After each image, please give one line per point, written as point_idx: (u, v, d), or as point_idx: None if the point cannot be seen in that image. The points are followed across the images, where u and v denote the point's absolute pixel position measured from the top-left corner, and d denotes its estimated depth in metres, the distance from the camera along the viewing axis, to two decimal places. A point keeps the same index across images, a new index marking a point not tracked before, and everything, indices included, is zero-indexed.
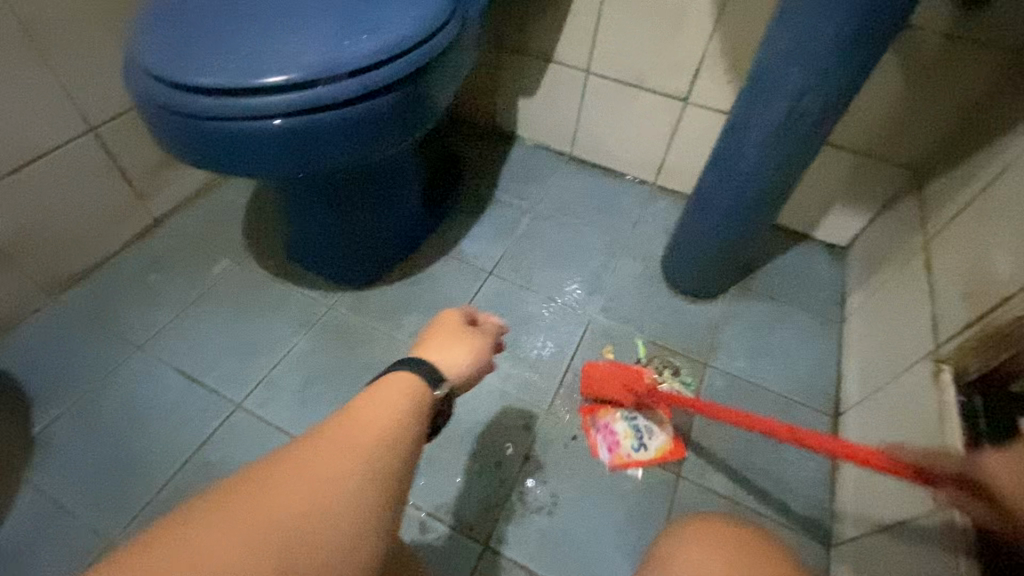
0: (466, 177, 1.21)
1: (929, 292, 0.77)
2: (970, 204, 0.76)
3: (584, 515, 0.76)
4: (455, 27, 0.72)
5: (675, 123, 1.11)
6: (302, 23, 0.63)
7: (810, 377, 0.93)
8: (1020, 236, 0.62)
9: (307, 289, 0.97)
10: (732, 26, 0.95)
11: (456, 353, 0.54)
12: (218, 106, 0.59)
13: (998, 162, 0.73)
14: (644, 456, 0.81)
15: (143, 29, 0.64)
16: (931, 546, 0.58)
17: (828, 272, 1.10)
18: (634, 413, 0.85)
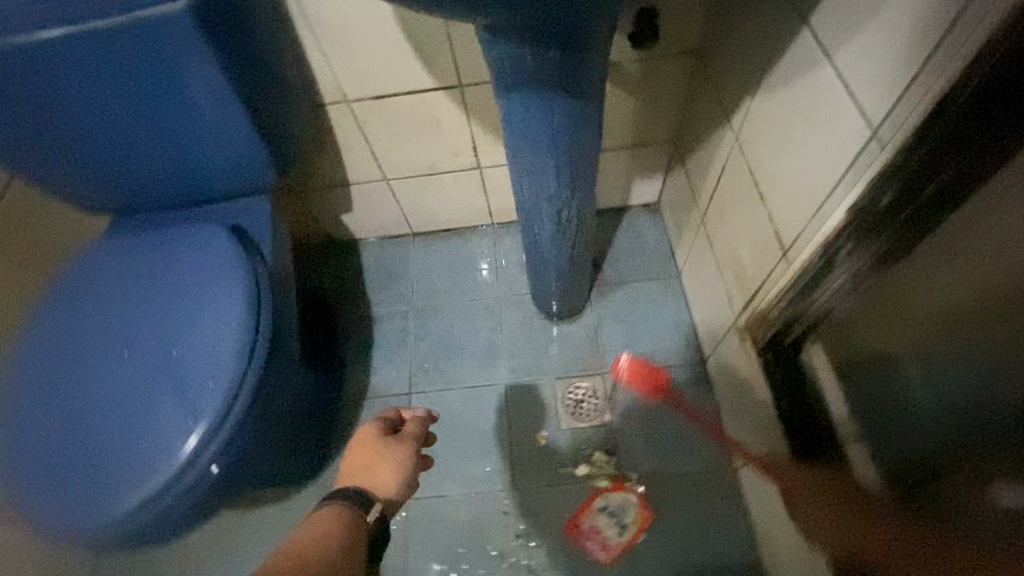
0: (338, 314, 1.28)
1: (717, 267, 0.99)
2: (713, 194, 0.95)
3: (576, 553, 0.99)
4: (264, 301, 0.82)
5: (479, 182, 1.22)
6: (153, 406, 0.74)
7: (676, 337, 1.17)
8: (748, 242, 0.82)
9: (276, 506, 1.08)
10: (483, 108, 1.03)
11: (380, 475, 0.67)
12: (142, 516, 0.70)
13: (716, 160, 0.92)
14: (630, 533, 1.00)
15: (29, 495, 0.73)
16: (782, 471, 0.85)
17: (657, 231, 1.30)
18: (605, 502, 1.02)
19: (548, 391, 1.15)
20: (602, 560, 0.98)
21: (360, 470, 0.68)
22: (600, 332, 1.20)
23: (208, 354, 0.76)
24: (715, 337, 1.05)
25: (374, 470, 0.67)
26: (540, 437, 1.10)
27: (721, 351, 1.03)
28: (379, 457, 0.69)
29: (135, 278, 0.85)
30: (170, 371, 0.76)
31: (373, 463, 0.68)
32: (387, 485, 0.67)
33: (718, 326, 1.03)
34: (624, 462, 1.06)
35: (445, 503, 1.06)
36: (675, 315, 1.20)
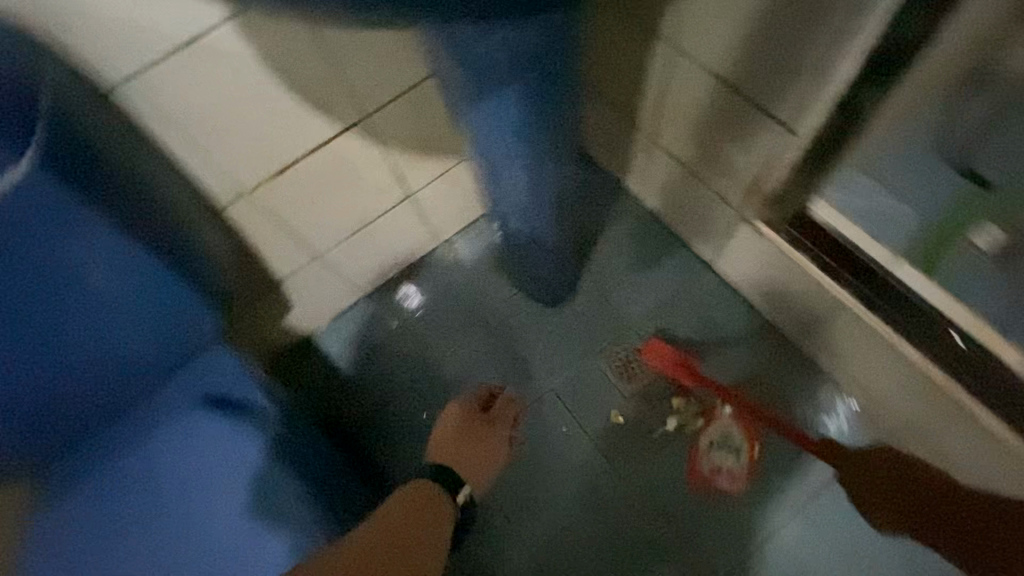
0: (349, 419, 1.14)
1: (692, 175, 0.96)
2: (663, 104, 0.90)
3: (713, 501, 1.01)
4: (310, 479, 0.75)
5: (412, 208, 1.08)
6: None
7: (674, 260, 1.14)
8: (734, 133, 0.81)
9: None
10: (390, 131, 0.89)
11: (483, 461, 0.94)
12: None
13: (653, 71, 0.86)
14: (745, 455, 1.02)
15: None
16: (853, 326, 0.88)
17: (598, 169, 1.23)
18: (710, 438, 1.03)
19: (594, 372, 1.10)
20: (739, 490, 1.02)
21: (457, 449, 0.75)
22: (603, 292, 1.15)
23: (253, 469, 0.74)
24: (715, 240, 1.04)
25: (464, 461, 0.74)
26: (615, 414, 1.07)
27: (728, 249, 1.03)
28: (486, 445, 0.76)
29: (150, 479, 0.75)
30: (222, 505, 0.72)
31: (469, 440, 0.76)
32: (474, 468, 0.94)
33: (716, 229, 1.02)
34: (703, 395, 1.05)
35: (574, 529, 1.03)
36: (661, 241, 1.15)
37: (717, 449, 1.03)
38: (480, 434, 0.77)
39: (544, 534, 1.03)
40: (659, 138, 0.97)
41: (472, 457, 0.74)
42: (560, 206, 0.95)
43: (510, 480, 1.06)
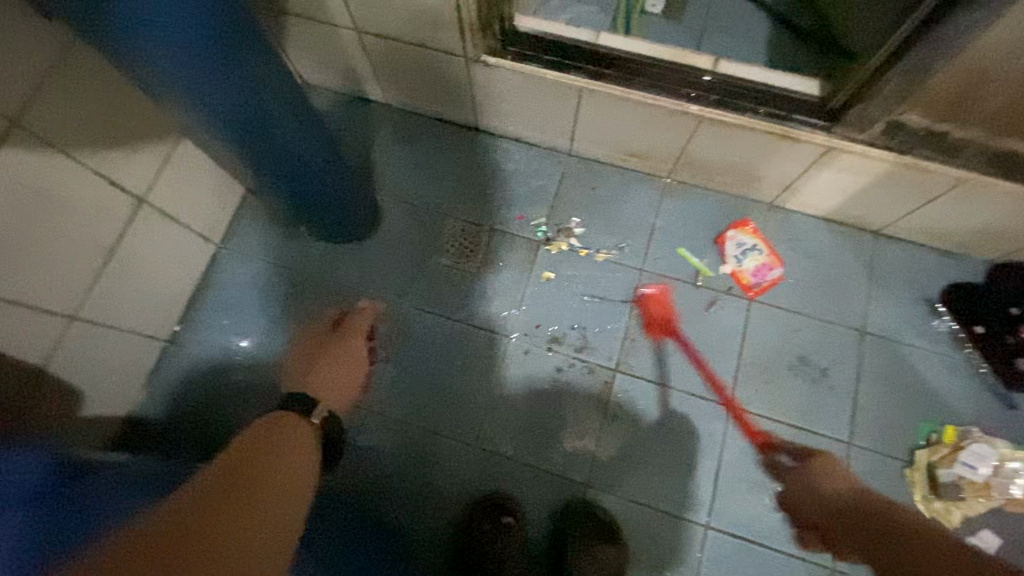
0: None
1: (410, 44, 0.98)
2: None
3: (597, 300, 1.07)
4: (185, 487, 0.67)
5: (156, 216, 0.94)
6: None
7: (447, 141, 1.18)
8: None
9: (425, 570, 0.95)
10: (62, 130, 0.74)
11: (336, 369, 0.81)
12: None
13: None
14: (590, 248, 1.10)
15: None
16: (601, 112, 0.99)
17: (341, 97, 1.19)
18: (555, 251, 1.10)
19: (434, 271, 1.11)
20: (600, 296, 1.07)
21: (322, 357, 0.83)
22: (404, 200, 1.15)
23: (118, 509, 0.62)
24: (466, 100, 1.09)
25: (325, 371, 0.79)
26: (486, 289, 1.09)
27: (479, 101, 1.08)
28: (339, 348, 0.84)
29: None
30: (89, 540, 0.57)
31: (331, 360, 0.81)
32: (336, 376, 0.80)
33: (458, 90, 1.07)
34: (538, 229, 1.11)
35: (507, 393, 1.03)
36: (427, 132, 1.18)
37: (571, 261, 1.09)
38: (333, 348, 0.84)
39: (463, 428, 1.01)
40: (359, 26, 0.97)
41: (336, 363, 0.82)
42: (302, 121, 0.88)
43: (413, 401, 1.03)
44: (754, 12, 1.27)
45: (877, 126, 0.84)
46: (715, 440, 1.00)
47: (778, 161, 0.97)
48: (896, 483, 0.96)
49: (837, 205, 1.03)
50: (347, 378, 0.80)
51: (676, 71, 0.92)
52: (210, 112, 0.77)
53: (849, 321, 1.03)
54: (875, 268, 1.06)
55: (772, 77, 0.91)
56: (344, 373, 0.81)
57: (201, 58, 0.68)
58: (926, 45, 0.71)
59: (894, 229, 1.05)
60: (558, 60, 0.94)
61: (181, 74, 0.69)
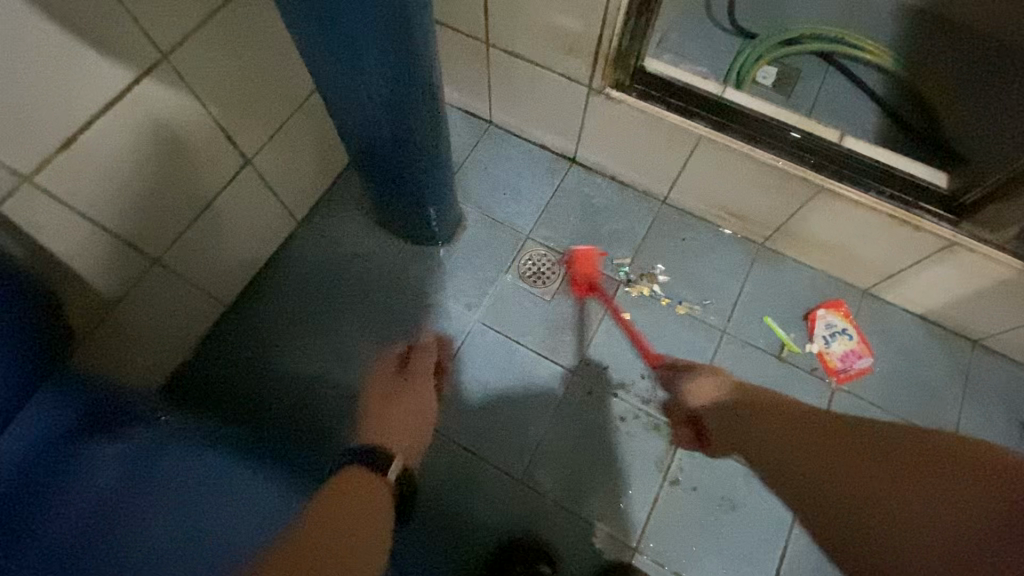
0: (281, 432, 0.98)
1: (535, 65, 0.99)
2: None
3: (670, 353, 1.02)
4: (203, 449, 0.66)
5: (256, 178, 0.94)
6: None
7: (541, 165, 1.17)
8: (564, 1, 0.84)
9: None
10: (208, 74, 0.75)
11: (398, 417, 0.73)
12: None
13: None
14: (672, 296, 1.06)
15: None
16: (712, 165, 0.98)
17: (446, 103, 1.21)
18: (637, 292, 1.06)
19: (508, 290, 1.08)
20: (676, 350, 1.02)
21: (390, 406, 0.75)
22: (489, 214, 1.14)
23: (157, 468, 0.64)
24: (572, 129, 1.09)
25: (390, 422, 0.72)
26: (558, 319, 1.05)
27: (587, 132, 1.08)
28: (408, 400, 0.76)
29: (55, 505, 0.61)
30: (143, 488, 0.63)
31: (394, 410, 0.74)
32: (398, 428, 0.72)
33: (569, 118, 1.07)
34: (620, 269, 1.08)
35: (562, 430, 0.97)
36: (523, 153, 1.18)
37: (649, 306, 1.05)
38: (399, 396, 0.77)
39: (511, 458, 0.95)
40: (492, 39, 0.98)
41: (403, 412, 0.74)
42: (432, 123, 0.86)
43: (462, 418, 0.98)
44: (863, 101, 1.27)
45: (1013, 230, 0.80)
46: (779, 530, 0.91)
47: (889, 247, 0.93)
48: None
49: (941, 304, 0.98)
50: (415, 430, 0.73)
51: (801, 136, 0.90)
52: (351, 95, 0.77)
53: (941, 430, 0.96)
54: (969, 378, 0.99)
55: (899, 162, 0.89)
56: (412, 425, 0.74)
57: (369, 40, 0.66)
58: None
59: (994, 341, 0.99)
60: (685, 106, 0.93)
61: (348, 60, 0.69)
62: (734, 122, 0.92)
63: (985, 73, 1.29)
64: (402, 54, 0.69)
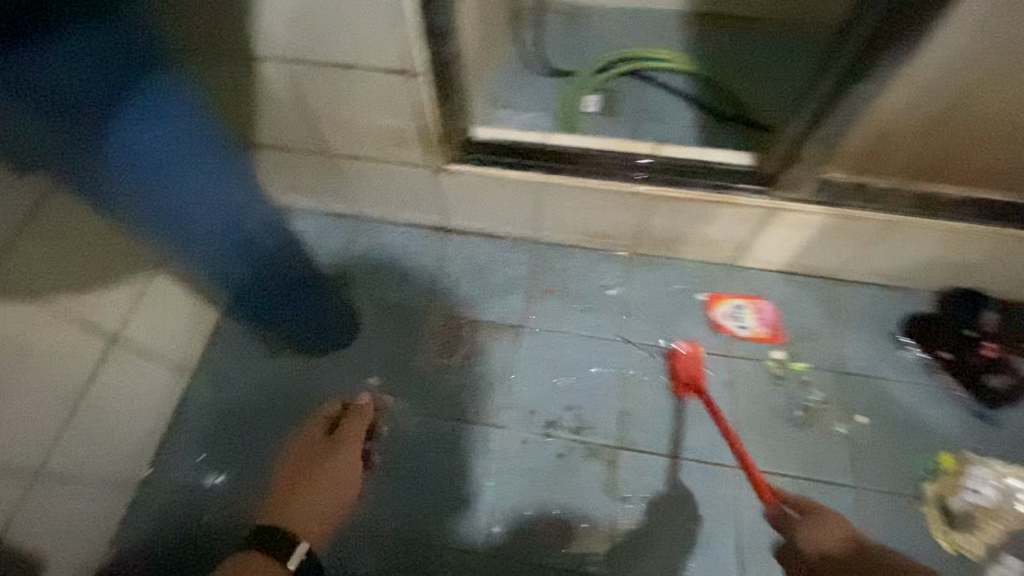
0: None
1: (377, 161, 1.05)
2: (309, 117, 0.96)
3: (586, 378, 1.08)
4: None
5: (130, 351, 0.92)
6: None
7: (416, 242, 1.22)
8: (381, 104, 0.91)
9: None
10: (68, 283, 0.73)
11: (316, 490, 0.82)
12: None
13: (283, 94, 0.92)
14: (572, 325, 1.13)
15: None
16: (562, 201, 1.07)
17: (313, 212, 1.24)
18: (538, 332, 1.12)
19: (420, 371, 1.10)
20: (588, 375, 1.08)
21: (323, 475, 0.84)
22: (380, 304, 1.16)
23: None
24: (432, 204, 1.16)
25: (308, 492, 0.81)
26: (475, 381, 1.08)
27: (445, 203, 1.14)
28: (327, 469, 0.84)
29: None
30: None
31: (314, 476, 0.83)
32: (315, 499, 0.81)
33: (424, 196, 1.13)
34: (518, 315, 1.14)
35: (510, 486, 1.00)
36: (395, 236, 1.23)
37: (554, 341, 1.11)
38: (325, 461, 0.85)
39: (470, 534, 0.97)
40: (328, 148, 1.04)
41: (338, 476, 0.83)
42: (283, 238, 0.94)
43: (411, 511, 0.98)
44: (676, 102, 1.44)
45: (808, 184, 0.93)
46: (725, 504, 0.98)
47: (728, 225, 1.05)
48: (913, 524, 0.94)
49: (790, 257, 1.11)
50: (332, 503, 0.82)
51: (621, 157, 1.01)
52: (179, 232, 0.77)
53: (829, 364, 1.07)
54: (836, 310, 1.12)
55: (709, 155, 1.02)
56: (327, 500, 0.82)
57: (188, 186, 0.73)
58: (839, 121, 0.85)
59: (843, 273, 1.13)
60: (519, 160, 1.03)
61: (159, 196, 0.71)
62: (564, 161, 1.03)
63: (764, 50, 1.50)
64: (224, 187, 0.79)
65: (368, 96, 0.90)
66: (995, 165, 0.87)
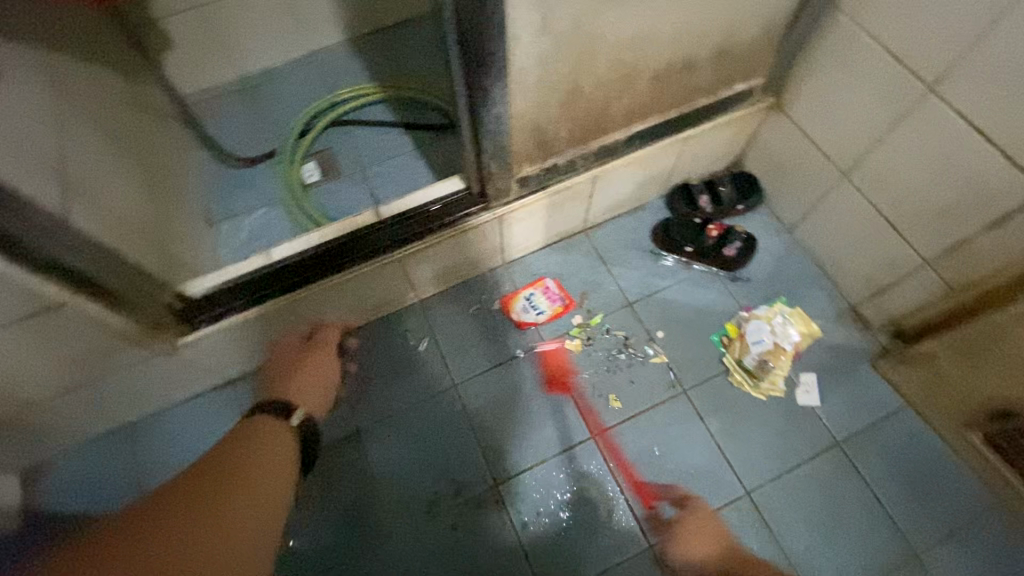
0: None
1: (105, 378, 0.93)
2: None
3: (439, 440, 1.09)
4: None
5: None
6: None
7: (208, 414, 1.11)
8: (59, 342, 0.79)
9: None
10: None
11: (314, 378, 0.93)
12: None
13: None
14: (402, 400, 1.13)
15: None
16: (319, 305, 1.04)
17: (79, 451, 1.08)
18: (375, 426, 1.11)
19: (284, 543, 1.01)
20: (442, 434, 1.10)
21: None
22: None
23: None
24: (197, 375, 1.05)
25: (299, 375, 0.93)
26: (344, 509, 1.04)
27: (210, 367, 1.04)
28: (312, 362, 0.96)
29: None
30: None
31: (297, 369, 0.94)
32: (309, 386, 0.92)
33: (185, 375, 1.03)
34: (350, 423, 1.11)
35: None
36: (183, 421, 1.11)
37: (393, 425, 1.11)
38: (306, 357, 0.97)
39: None
40: (38, 402, 0.89)
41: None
42: None
43: None
44: (388, 134, 1.45)
45: (511, 187, 0.99)
46: (601, 474, 1.06)
47: (478, 242, 1.11)
48: (733, 394, 1.10)
49: (543, 234, 1.20)
50: (321, 386, 0.93)
51: (349, 239, 1.02)
52: None
53: (618, 302, 1.19)
54: (602, 254, 1.24)
55: (422, 197, 1.04)
56: (315, 385, 0.92)
57: None
58: (506, 156, 0.91)
59: (591, 221, 1.25)
60: (255, 296, 0.97)
61: None
62: (297, 273, 0.99)
63: (438, 49, 1.55)
64: None
65: (41, 345, 0.78)
66: (639, 106, 0.97)
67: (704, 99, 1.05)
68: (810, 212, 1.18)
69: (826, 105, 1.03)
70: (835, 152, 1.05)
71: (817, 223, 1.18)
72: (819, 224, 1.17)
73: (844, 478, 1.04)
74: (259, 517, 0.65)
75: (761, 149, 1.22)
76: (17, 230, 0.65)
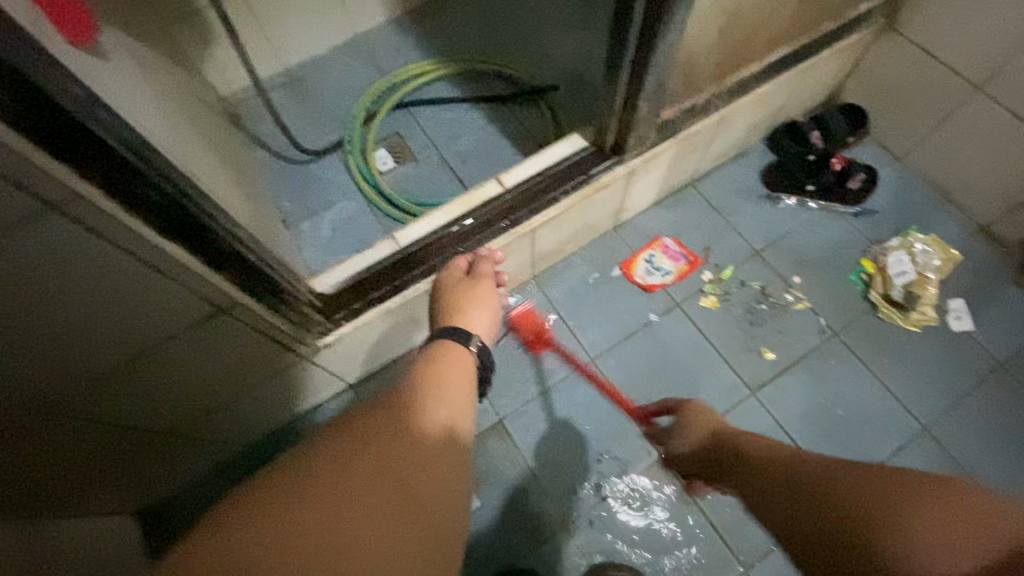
0: None
1: (249, 392, 0.85)
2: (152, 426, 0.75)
3: (590, 417, 1.03)
4: None
5: None
6: None
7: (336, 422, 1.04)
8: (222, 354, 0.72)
9: None
10: None
11: (486, 307, 0.74)
12: None
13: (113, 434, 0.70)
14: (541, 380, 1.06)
15: None
16: None
17: (204, 479, 1.01)
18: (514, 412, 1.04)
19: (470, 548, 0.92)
20: (592, 410, 1.03)
21: (901, 499, 0.43)
22: None
23: None
24: (328, 379, 0.99)
25: (471, 305, 0.73)
26: (506, 502, 0.97)
27: (340, 369, 0.98)
28: (480, 292, 0.75)
29: None
30: None
31: (466, 301, 0.74)
32: (484, 318, 0.73)
33: (317, 380, 0.96)
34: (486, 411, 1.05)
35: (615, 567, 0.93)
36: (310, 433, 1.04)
37: (536, 407, 1.04)
38: (472, 287, 0.76)
39: None
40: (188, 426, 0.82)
41: (924, 509, 0.41)
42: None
43: None
44: (457, 111, 1.36)
45: (649, 134, 0.93)
46: (769, 427, 1.01)
47: (602, 204, 1.04)
48: (883, 330, 1.06)
49: (656, 192, 1.14)
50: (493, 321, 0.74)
51: (477, 213, 0.93)
52: None
53: (745, 251, 1.14)
54: (716, 205, 1.19)
55: (547, 159, 0.96)
56: (488, 319, 0.73)
57: None
58: (655, 97, 0.83)
59: (699, 173, 1.19)
60: (392, 286, 0.88)
61: None
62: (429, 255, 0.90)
63: (491, 16, 1.45)
64: None
65: (206, 360, 0.71)
66: (777, 33, 0.90)
67: (829, 24, 0.99)
68: (926, 135, 1.14)
69: (952, 14, 0.98)
70: (962, 64, 1.00)
71: (935, 145, 1.13)
72: (938, 146, 1.13)
73: (1018, 398, 1.00)
74: (443, 468, 0.46)
75: (865, 76, 1.17)
76: (189, 214, 0.56)
